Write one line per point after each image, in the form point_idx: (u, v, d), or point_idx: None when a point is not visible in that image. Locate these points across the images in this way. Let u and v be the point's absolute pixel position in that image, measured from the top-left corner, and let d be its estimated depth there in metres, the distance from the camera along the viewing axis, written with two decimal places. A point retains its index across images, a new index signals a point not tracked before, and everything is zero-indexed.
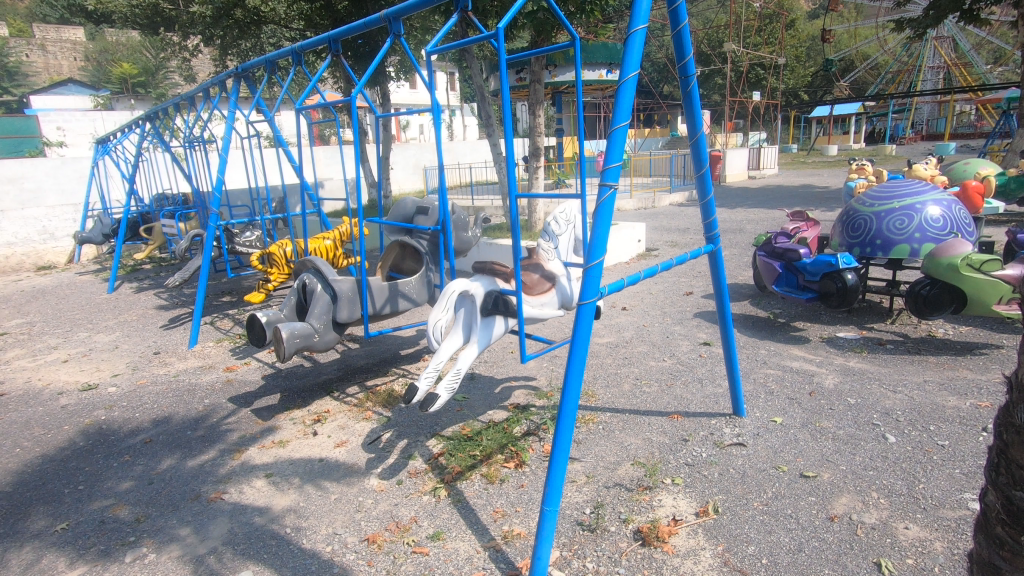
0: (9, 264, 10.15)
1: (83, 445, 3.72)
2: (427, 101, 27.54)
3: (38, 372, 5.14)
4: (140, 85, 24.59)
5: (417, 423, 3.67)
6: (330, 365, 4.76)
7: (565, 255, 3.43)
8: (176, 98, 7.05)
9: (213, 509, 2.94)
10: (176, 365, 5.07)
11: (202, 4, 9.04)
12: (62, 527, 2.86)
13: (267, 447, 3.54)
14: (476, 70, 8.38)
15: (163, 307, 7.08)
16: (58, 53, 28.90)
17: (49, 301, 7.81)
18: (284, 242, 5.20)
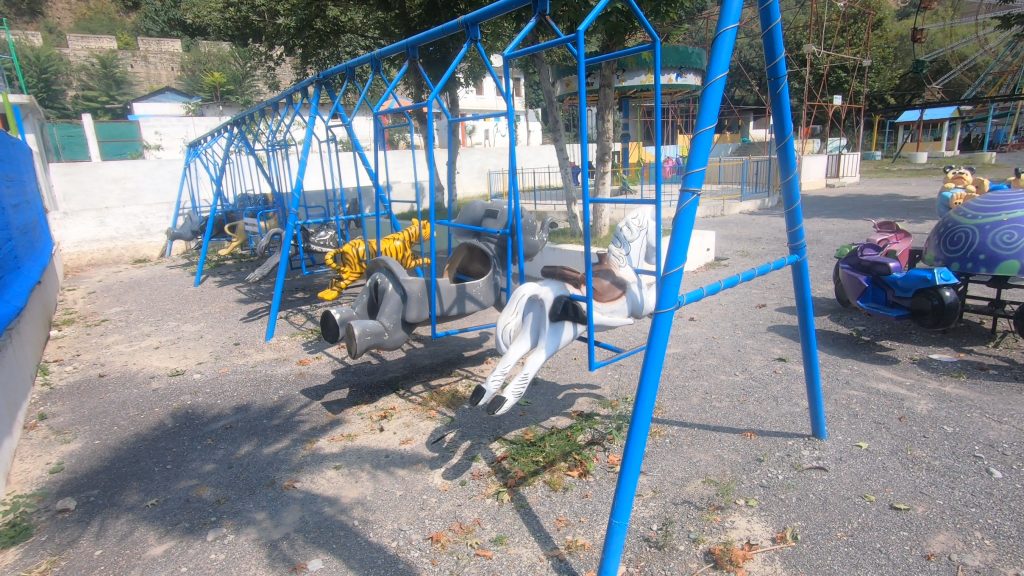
0: (110, 257, 11.01)
1: (171, 427, 3.99)
2: (494, 107, 27.96)
3: (134, 357, 5.57)
4: (228, 93, 26.26)
5: (480, 425, 3.68)
6: (396, 363, 4.87)
7: (637, 262, 3.34)
8: (261, 104, 7.41)
9: (286, 496, 3.07)
10: (254, 356, 5.35)
11: (288, 15, 9.57)
12: (153, 503, 3.07)
13: (336, 439, 3.66)
14: (546, 75, 8.37)
15: (243, 301, 7.50)
16: (159, 64, 31.32)
17: (144, 291, 8.47)
18: (357, 241, 5.39)
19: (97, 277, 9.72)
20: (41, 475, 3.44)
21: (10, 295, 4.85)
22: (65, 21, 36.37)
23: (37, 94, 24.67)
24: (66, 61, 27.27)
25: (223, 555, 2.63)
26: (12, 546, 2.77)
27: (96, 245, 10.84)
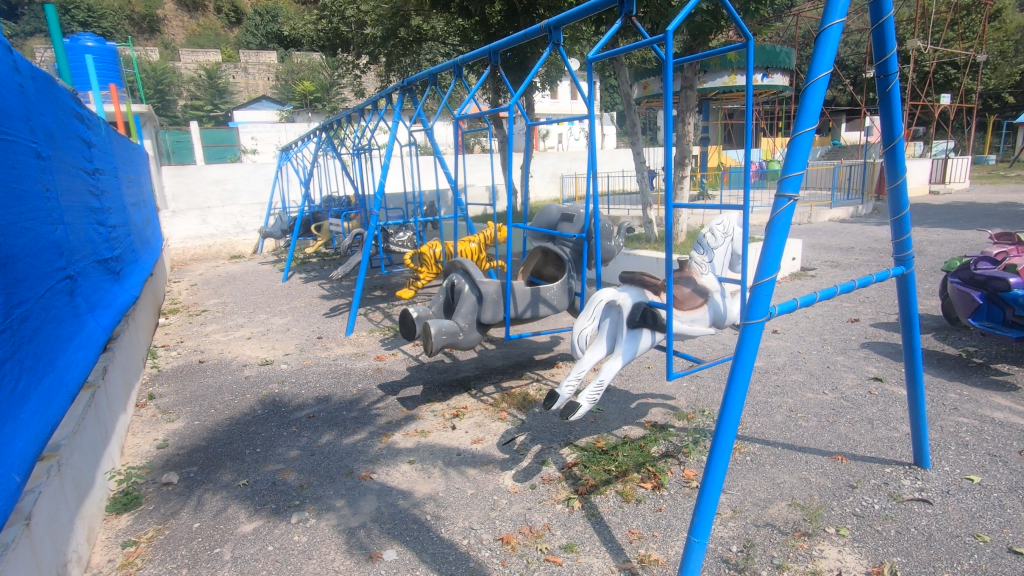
0: (210, 253, 11.96)
1: (261, 413, 4.27)
2: (569, 111, 27.94)
3: (229, 346, 6.01)
4: (318, 101, 27.86)
5: (551, 430, 3.66)
6: (468, 363, 4.95)
7: (720, 269, 3.20)
8: (348, 111, 7.78)
9: (363, 486, 3.19)
10: (335, 349, 5.62)
11: (375, 25, 10.09)
12: (244, 483, 3.29)
13: (410, 434, 3.77)
14: (624, 78, 8.25)
15: (326, 297, 7.90)
16: (257, 74, 33.69)
17: (239, 285, 9.13)
18: (434, 242, 5.53)
19: (199, 271, 10.58)
20: (150, 449, 3.77)
21: (128, 285, 5.36)
22: (178, 36, 39.99)
23: (153, 103, 27.24)
24: (178, 73, 29.97)
25: (305, 538, 2.77)
26: (125, 512, 3.05)
27: (199, 241, 11.80)
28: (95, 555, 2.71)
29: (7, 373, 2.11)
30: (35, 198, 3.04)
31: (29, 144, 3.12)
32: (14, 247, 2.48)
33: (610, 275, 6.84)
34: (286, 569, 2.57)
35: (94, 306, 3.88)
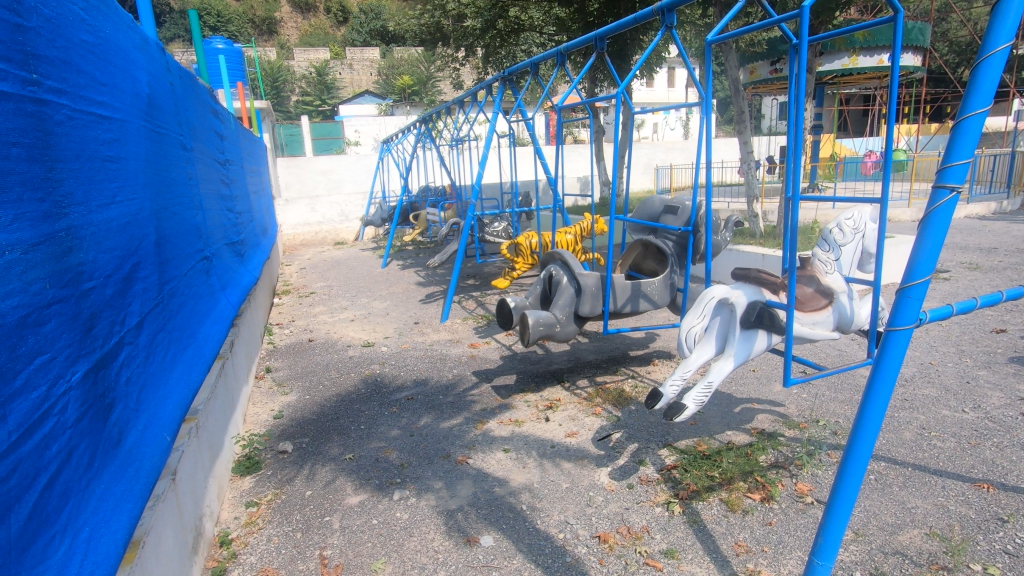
0: (317, 239, 12.67)
1: (364, 391, 4.50)
2: (664, 100, 26.95)
3: (334, 327, 6.39)
4: (415, 94, 28.90)
5: (648, 429, 3.55)
6: (561, 356, 4.91)
7: (848, 269, 2.92)
8: (448, 103, 7.90)
9: (460, 470, 3.26)
10: (431, 335, 5.81)
11: (475, 17, 10.02)
12: (350, 457, 3.47)
13: (504, 423, 3.80)
14: (733, 62, 7.66)
15: (422, 284, 8.18)
16: (361, 70, 35.41)
17: (343, 270, 9.69)
18: (530, 233, 5.51)
19: (308, 256, 11.36)
20: (268, 419, 4.10)
21: (250, 267, 5.85)
22: (292, 37, 42.91)
23: (269, 100, 29.52)
24: (291, 70, 32.14)
25: (406, 515, 2.87)
26: (248, 475, 3.33)
27: (307, 228, 12.56)
28: (224, 512, 2.98)
29: (161, 343, 2.35)
30: (181, 185, 3.36)
31: (176, 137, 3.45)
32: (166, 229, 2.76)
33: (717, 272, 6.51)
34: (389, 543, 2.68)
35: (225, 286, 4.27)
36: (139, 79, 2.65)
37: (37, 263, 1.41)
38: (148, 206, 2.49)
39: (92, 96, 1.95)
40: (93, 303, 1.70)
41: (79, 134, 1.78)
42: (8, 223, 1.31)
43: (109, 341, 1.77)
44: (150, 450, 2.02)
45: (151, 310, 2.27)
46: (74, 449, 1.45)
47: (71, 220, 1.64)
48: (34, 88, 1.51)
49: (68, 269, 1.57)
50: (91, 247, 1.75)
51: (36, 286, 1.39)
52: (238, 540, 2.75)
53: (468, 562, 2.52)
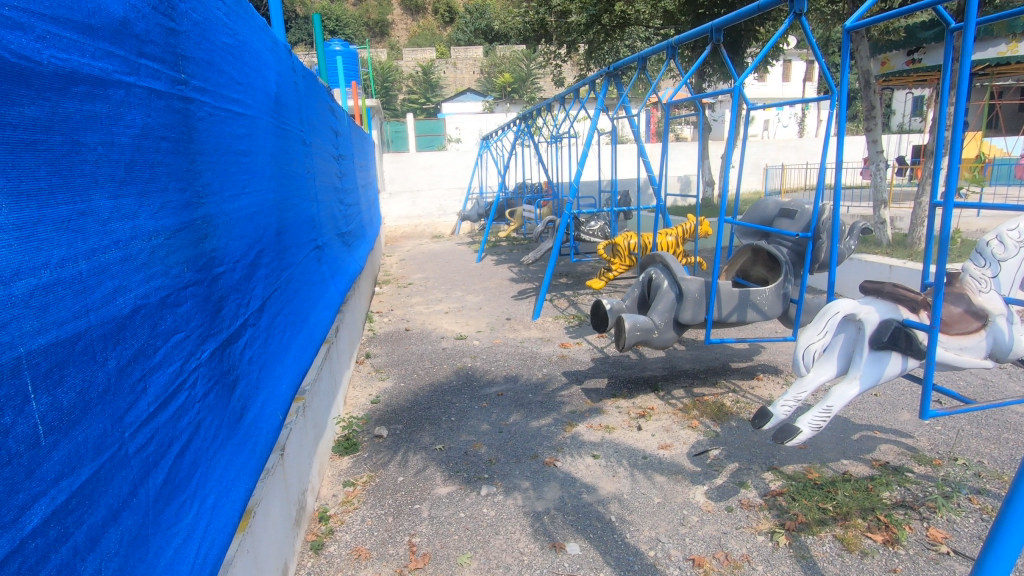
0: (416, 231, 13.26)
1: (455, 383, 4.58)
2: (777, 95, 25.16)
3: (430, 318, 6.58)
4: (515, 91, 29.43)
5: (750, 449, 3.29)
6: (656, 362, 4.70)
7: (1009, 287, 2.46)
8: (549, 100, 7.75)
9: (548, 472, 3.21)
10: (523, 332, 5.80)
11: (579, 12, 9.97)
12: (440, 447, 3.54)
13: (594, 428, 3.69)
14: (865, 52, 6.91)
15: (514, 280, 8.22)
16: (465, 69, 36.23)
17: (440, 263, 9.99)
18: (629, 234, 5.34)
19: (407, 247, 11.84)
20: (366, 402, 4.29)
21: (356, 256, 6.17)
22: (402, 38, 44.85)
23: (379, 99, 31.12)
24: (398, 69, 33.62)
25: (493, 513, 2.87)
26: (346, 455, 3.50)
27: (408, 221, 13.22)
28: (324, 488, 3.16)
29: (279, 326, 2.52)
30: (301, 179, 3.59)
31: (298, 133, 3.68)
32: (286, 221, 2.95)
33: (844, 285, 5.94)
34: (476, 539, 2.69)
35: (334, 274, 4.53)
36: (269, 79, 2.84)
37: (177, 248, 1.52)
38: (272, 197, 2.68)
39: (230, 94, 2.11)
40: (223, 287, 1.82)
41: (217, 129, 1.92)
42: (156, 210, 1.42)
43: (235, 322, 1.91)
44: (266, 425, 2.17)
45: (272, 295, 2.43)
46: (202, 421, 1.56)
47: (207, 208, 1.77)
48: (181, 87, 1.63)
49: (202, 255, 1.69)
50: (223, 235, 1.89)
51: (176, 270, 1.50)
52: (335, 517, 2.89)
53: (553, 569, 2.47)
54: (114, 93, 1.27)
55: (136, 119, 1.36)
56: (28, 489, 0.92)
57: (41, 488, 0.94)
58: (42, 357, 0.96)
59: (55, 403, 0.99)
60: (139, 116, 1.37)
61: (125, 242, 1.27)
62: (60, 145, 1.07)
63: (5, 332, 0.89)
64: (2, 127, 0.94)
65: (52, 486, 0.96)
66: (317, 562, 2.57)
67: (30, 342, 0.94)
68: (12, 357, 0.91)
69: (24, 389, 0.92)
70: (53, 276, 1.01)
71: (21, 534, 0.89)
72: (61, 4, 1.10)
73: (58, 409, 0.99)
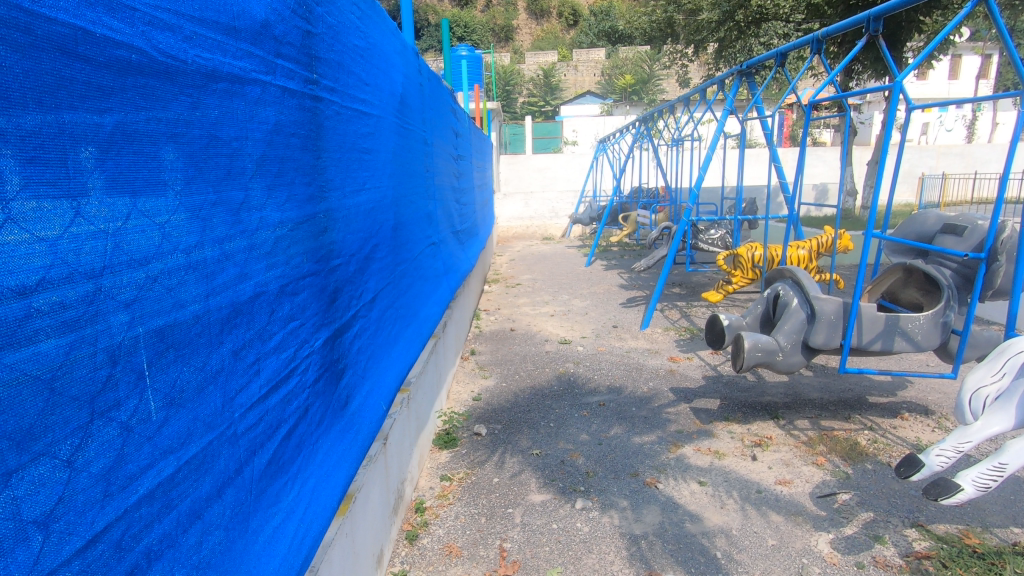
0: (527, 232, 13.38)
1: (557, 388, 4.51)
2: (941, 95, 22.14)
3: (536, 319, 6.57)
4: (636, 94, 28.86)
5: (889, 499, 2.86)
6: (777, 387, 4.28)
7: None
8: (672, 101, 7.37)
9: (648, 493, 3.02)
10: (629, 341, 5.59)
11: (712, 9, 9.51)
12: (537, 453, 3.48)
13: (702, 452, 3.43)
14: None
15: (624, 287, 7.98)
16: (585, 71, 35.97)
17: (549, 265, 9.98)
18: (754, 244, 4.94)
19: (518, 247, 11.98)
20: (468, 399, 4.36)
21: (468, 253, 6.31)
22: (526, 42, 45.68)
23: (500, 102, 31.94)
24: (520, 72, 34.28)
25: (587, 528, 2.76)
26: (446, 450, 3.56)
27: (520, 222, 13.39)
28: (422, 480, 3.23)
29: (390, 318, 2.60)
30: (420, 177, 3.72)
31: (420, 134, 3.82)
32: (404, 218, 3.07)
33: (1022, 318, 5.00)
34: (568, 554, 2.59)
35: (446, 270, 4.67)
36: (396, 80, 2.97)
37: (299, 240, 1.60)
38: (391, 194, 2.78)
39: (357, 94, 2.20)
40: (339, 277, 1.90)
41: (343, 128, 2.01)
42: (281, 202, 1.50)
43: (348, 312, 1.98)
44: (371, 413, 2.24)
45: (385, 288, 2.52)
46: (310, 406, 1.63)
47: (330, 203, 1.85)
48: (313, 87, 1.72)
49: (322, 247, 1.77)
50: (342, 229, 1.97)
51: (296, 260, 1.58)
52: (430, 510, 2.95)
53: None
54: (251, 90, 1.35)
55: (269, 116, 1.44)
56: (138, 460, 0.97)
57: (151, 459, 1.00)
58: (158, 338, 1.02)
59: (167, 382, 1.04)
60: (272, 113, 1.45)
61: (251, 231, 1.34)
62: (197, 138, 1.15)
63: (128, 310, 0.95)
64: (148, 120, 1.02)
65: (160, 459, 1.02)
66: (411, 553, 2.62)
67: (149, 322, 1.00)
68: (131, 336, 0.96)
69: (139, 367, 0.98)
70: (181, 260, 1.08)
71: (128, 502, 0.94)
72: (209, 7, 1.20)
73: (170, 387, 1.05)
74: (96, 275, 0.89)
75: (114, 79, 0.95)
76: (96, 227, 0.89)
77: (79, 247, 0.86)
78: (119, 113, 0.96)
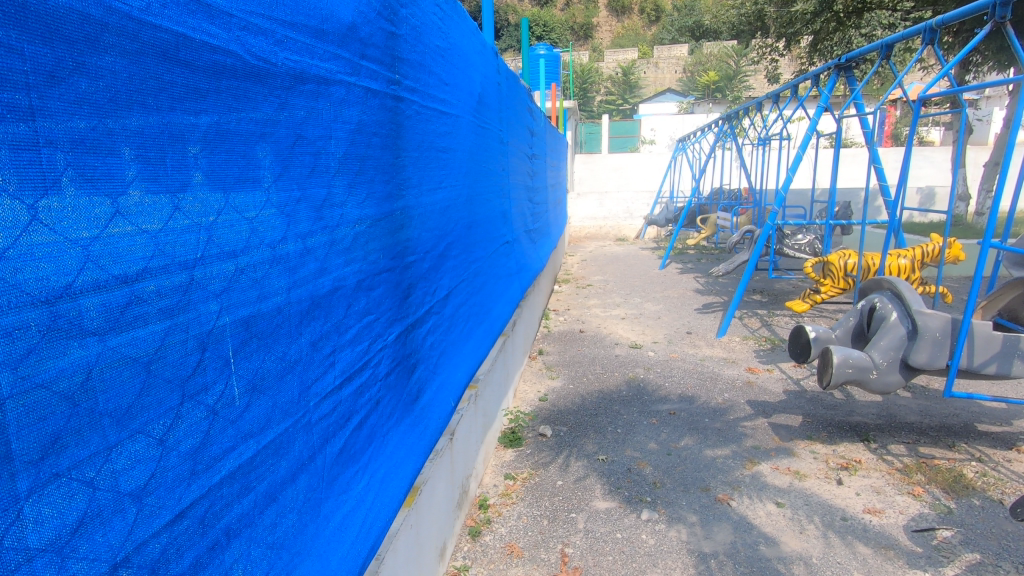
0: (600, 233, 13.19)
1: (625, 394, 4.40)
2: None
3: (605, 321, 6.45)
4: (720, 91, 27.75)
5: (1000, 541, 2.56)
6: (869, 406, 3.95)
7: None
8: (759, 98, 6.97)
9: (720, 510, 2.88)
10: (704, 349, 5.36)
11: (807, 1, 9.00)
12: (603, 459, 3.41)
13: (781, 471, 3.22)
14: None
15: (700, 292, 7.69)
16: (666, 69, 34.99)
17: (621, 266, 9.78)
18: (848, 252, 4.58)
19: (590, 248, 11.83)
20: (534, 399, 4.34)
21: (540, 253, 6.29)
22: (605, 40, 45.05)
23: (577, 101, 31.68)
24: (599, 71, 33.85)
25: (653, 541, 2.66)
26: (510, 449, 3.57)
27: (594, 222, 13.21)
28: (487, 476, 3.25)
29: (461, 316, 2.64)
30: (495, 176, 3.75)
31: (496, 133, 3.85)
32: (478, 216, 3.09)
33: None
34: (632, 565, 2.52)
35: (517, 270, 4.68)
36: (474, 80, 3.00)
37: (376, 237, 1.64)
38: (466, 192, 2.81)
39: (437, 93, 2.24)
40: (413, 274, 1.94)
41: (422, 127, 2.05)
42: (361, 200, 1.54)
43: (421, 308, 2.02)
44: (439, 408, 2.28)
45: (457, 285, 2.55)
46: (381, 399, 1.67)
47: (407, 201, 1.90)
48: (395, 87, 1.76)
49: (398, 243, 1.81)
50: (418, 226, 2.01)
51: (373, 257, 1.62)
52: (494, 507, 2.96)
53: None
54: (336, 91, 1.40)
55: (352, 116, 1.49)
56: (222, 442, 1.02)
57: (234, 442, 1.05)
58: (243, 327, 1.07)
59: (250, 369, 1.10)
60: (355, 113, 1.50)
61: (332, 227, 1.39)
62: (284, 138, 1.20)
63: (217, 300, 1.01)
64: (241, 120, 1.08)
65: (241, 442, 1.07)
66: (473, 549, 2.65)
67: (236, 312, 1.06)
68: (220, 325, 1.02)
69: (226, 354, 1.03)
70: (266, 255, 1.14)
71: (211, 482, 1.00)
72: (300, 11, 1.25)
73: (253, 374, 1.11)
74: (189, 267, 0.94)
75: (210, 82, 1.00)
76: (191, 222, 0.95)
77: (175, 240, 0.92)
78: (214, 114, 1.01)
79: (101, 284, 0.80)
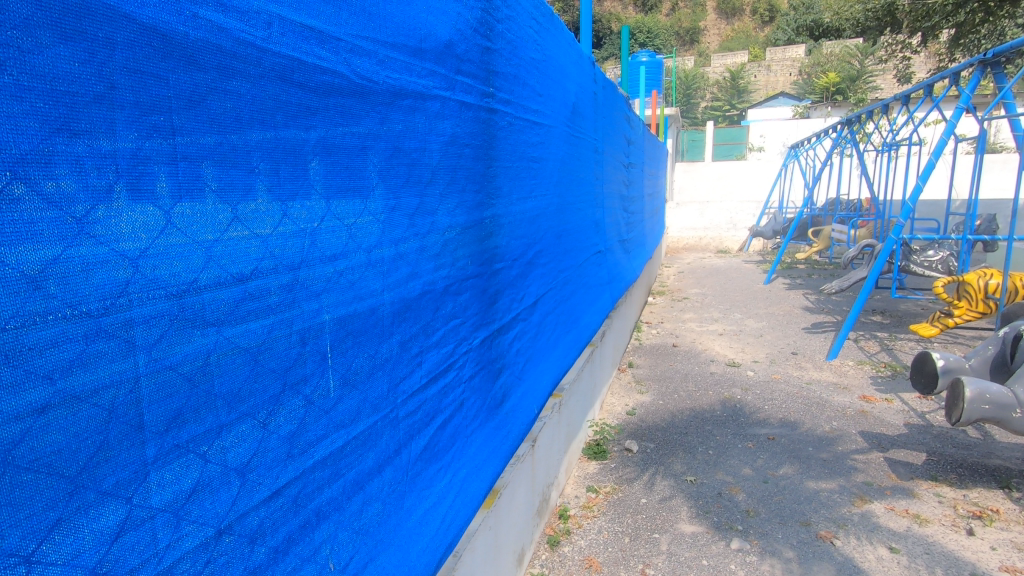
0: (700, 244, 12.63)
1: (719, 414, 4.17)
2: None
3: (701, 337, 6.16)
4: (841, 93, 25.60)
5: None
6: (1013, 449, 3.44)
7: None
8: (886, 101, 6.34)
9: (821, 549, 2.64)
10: (811, 372, 4.96)
11: None
12: (692, 480, 3.26)
13: (898, 513, 2.89)
14: None
15: (809, 310, 7.12)
16: (780, 72, 32.84)
17: (721, 280, 9.31)
18: (990, 271, 4.04)
19: (688, 259, 11.37)
20: (621, 412, 4.25)
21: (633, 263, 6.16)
22: (712, 44, 43.27)
23: (680, 107, 30.64)
24: (705, 76, 32.55)
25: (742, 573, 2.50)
26: (594, 461, 3.52)
27: (693, 233, 12.69)
28: (569, 487, 3.23)
29: (549, 323, 2.65)
30: (588, 185, 3.74)
31: (591, 142, 3.85)
32: (569, 225, 3.10)
33: None
34: None
35: (609, 280, 4.61)
36: (569, 90, 3.02)
37: (465, 243, 1.71)
38: (557, 200, 2.83)
39: (531, 103, 2.28)
40: (501, 281, 1.99)
41: (515, 137, 2.10)
42: (452, 208, 1.61)
43: (507, 314, 2.07)
44: (523, 413, 2.30)
45: (545, 292, 2.57)
46: (465, 401, 1.73)
47: (497, 209, 1.95)
48: (489, 100, 1.83)
49: (487, 250, 1.87)
50: (508, 234, 2.06)
51: (461, 263, 1.68)
52: (574, 519, 2.93)
53: None
54: (432, 105, 1.48)
55: (446, 128, 1.56)
56: (317, 430, 1.11)
57: (327, 431, 1.14)
58: (340, 325, 1.16)
59: (345, 364, 1.19)
60: (449, 126, 1.58)
61: (424, 234, 1.47)
62: (383, 150, 1.29)
63: (317, 299, 1.10)
64: (345, 134, 1.17)
65: (334, 431, 1.16)
66: (551, 558, 2.64)
67: (334, 311, 1.15)
68: (319, 321, 1.11)
69: (324, 349, 1.13)
70: (362, 259, 1.22)
71: (305, 465, 1.09)
72: (400, 32, 1.34)
73: (347, 368, 1.19)
74: (295, 267, 1.04)
75: (320, 100, 1.10)
76: (298, 227, 1.05)
77: (283, 244, 1.02)
78: (322, 130, 1.11)
79: (220, 281, 0.90)
